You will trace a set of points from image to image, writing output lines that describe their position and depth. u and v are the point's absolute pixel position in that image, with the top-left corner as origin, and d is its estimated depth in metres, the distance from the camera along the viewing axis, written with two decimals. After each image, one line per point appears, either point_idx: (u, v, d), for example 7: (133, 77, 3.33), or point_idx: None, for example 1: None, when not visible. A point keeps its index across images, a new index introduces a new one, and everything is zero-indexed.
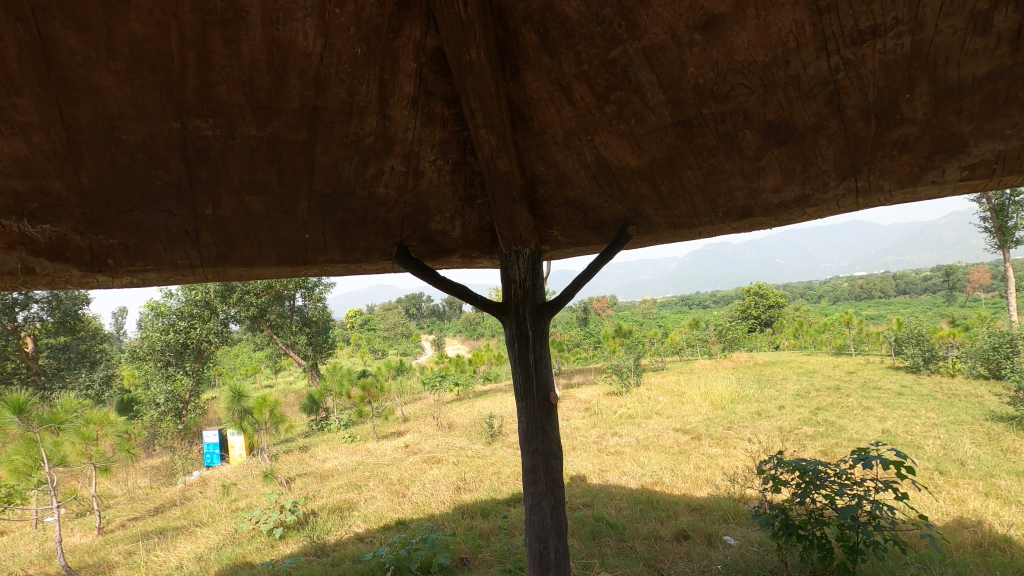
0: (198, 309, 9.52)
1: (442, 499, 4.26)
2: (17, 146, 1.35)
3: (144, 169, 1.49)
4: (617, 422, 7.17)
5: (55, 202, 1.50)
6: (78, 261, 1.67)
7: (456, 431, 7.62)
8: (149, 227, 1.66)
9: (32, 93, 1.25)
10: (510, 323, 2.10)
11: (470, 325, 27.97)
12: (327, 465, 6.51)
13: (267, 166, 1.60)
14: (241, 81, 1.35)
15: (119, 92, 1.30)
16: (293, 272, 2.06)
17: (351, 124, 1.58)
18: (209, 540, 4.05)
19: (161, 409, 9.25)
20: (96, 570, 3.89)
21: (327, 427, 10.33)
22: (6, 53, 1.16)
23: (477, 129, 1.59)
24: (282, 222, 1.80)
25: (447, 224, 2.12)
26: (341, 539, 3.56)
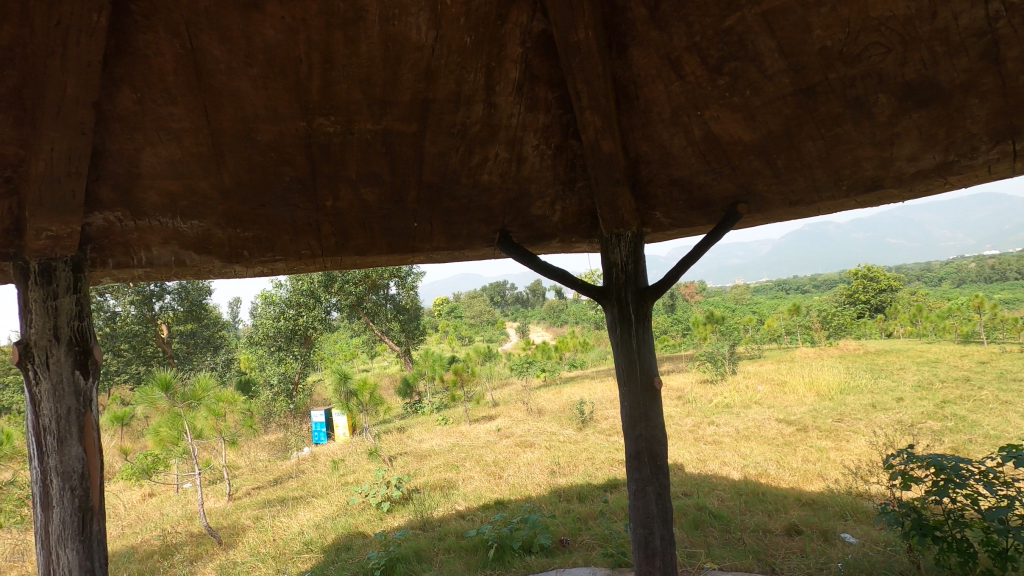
0: (303, 298, 10.21)
1: (538, 482, 4.33)
2: (172, 150, 1.51)
3: (274, 166, 1.62)
4: (713, 412, 6.91)
5: (201, 200, 1.66)
6: (220, 252, 1.85)
7: (546, 415, 7.70)
8: (278, 219, 1.81)
9: (184, 102, 1.40)
10: (612, 307, 2.07)
11: (555, 312, 28.08)
12: (425, 445, 6.81)
13: (380, 159, 1.69)
14: (359, 78, 1.43)
15: (255, 95, 1.42)
16: (401, 260, 2.16)
17: (459, 113, 1.62)
18: (325, 510, 4.38)
19: (275, 389, 10.18)
20: (231, 531, 4.35)
21: (421, 410, 10.84)
22: (164, 66, 1.31)
23: (582, 111, 1.58)
24: (392, 212, 1.90)
25: (548, 208, 2.11)
26: (444, 515, 3.72)
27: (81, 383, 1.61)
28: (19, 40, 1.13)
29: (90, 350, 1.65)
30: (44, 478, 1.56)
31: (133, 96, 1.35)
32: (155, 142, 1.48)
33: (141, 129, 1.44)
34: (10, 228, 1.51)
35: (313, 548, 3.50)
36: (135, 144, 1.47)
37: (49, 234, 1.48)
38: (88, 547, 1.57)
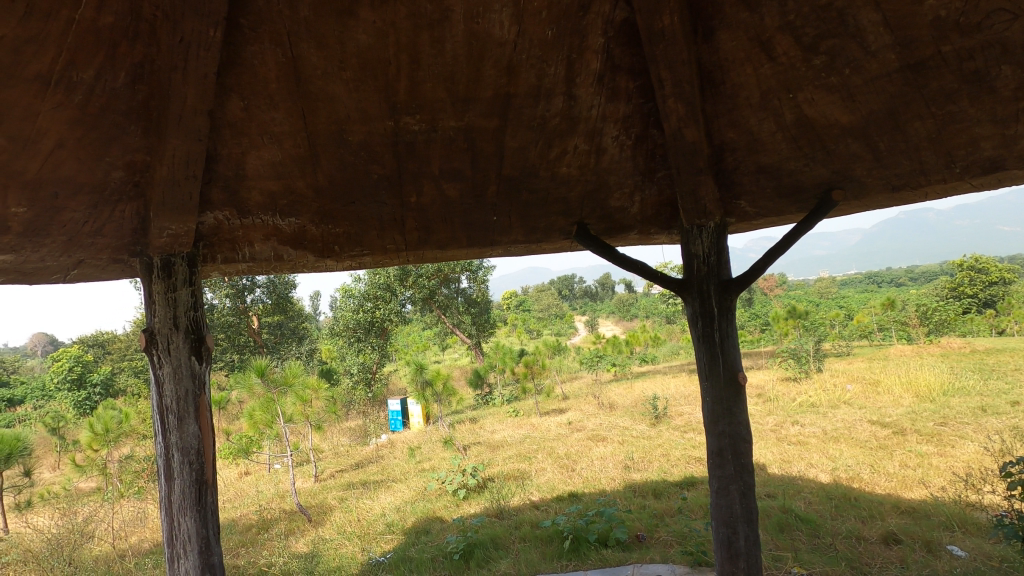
0: (380, 292, 10.63)
1: (612, 476, 4.31)
2: (273, 152, 1.62)
3: (363, 164, 1.70)
4: (796, 411, 6.57)
5: (298, 198, 1.78)
6: (313, 248, 1.97)
7: (618, 410, 7.61)
8: (366, 216, 1.90)
9: (285, 106, 1.49)
10: (692, 300, 2.01)
11: (624, 306, 27.63)
12: (497, 436, 6.93)
13: (462, 155, 1.74)
14: (443, 76, 1.47)
15: (347, 97, 1.49)
16: (480, 253, 2.21)
17: (539, 107, 1.63)
18: (404, 494, 4.57)
19: (354, 378, 10.71)
20: (319, 510, 4.64)
21: (492, 401, 11.06)
22: (268, 74, 1.40)
23: (665, 99, 1.55)
24: (472, 206, 1.95)
25: (627, 200, 2.08)
26: (519, 505, 3.78)
27: (196, 367, 1.77)
28: (147, 58, 1.25)
29: (203, 338, 1.81)
30: (167, 453, 1.74)
31: (240, 104, 1.47)
32: (258, 146, 1.59)
33: (247, 134, 1.55)
34: (136, 229, 1.67)
35: (394, 530, 3.66)
36: (242, 148, 1.59)
37: (170, 232, 1.64)
38: (203, 516, 1.73)
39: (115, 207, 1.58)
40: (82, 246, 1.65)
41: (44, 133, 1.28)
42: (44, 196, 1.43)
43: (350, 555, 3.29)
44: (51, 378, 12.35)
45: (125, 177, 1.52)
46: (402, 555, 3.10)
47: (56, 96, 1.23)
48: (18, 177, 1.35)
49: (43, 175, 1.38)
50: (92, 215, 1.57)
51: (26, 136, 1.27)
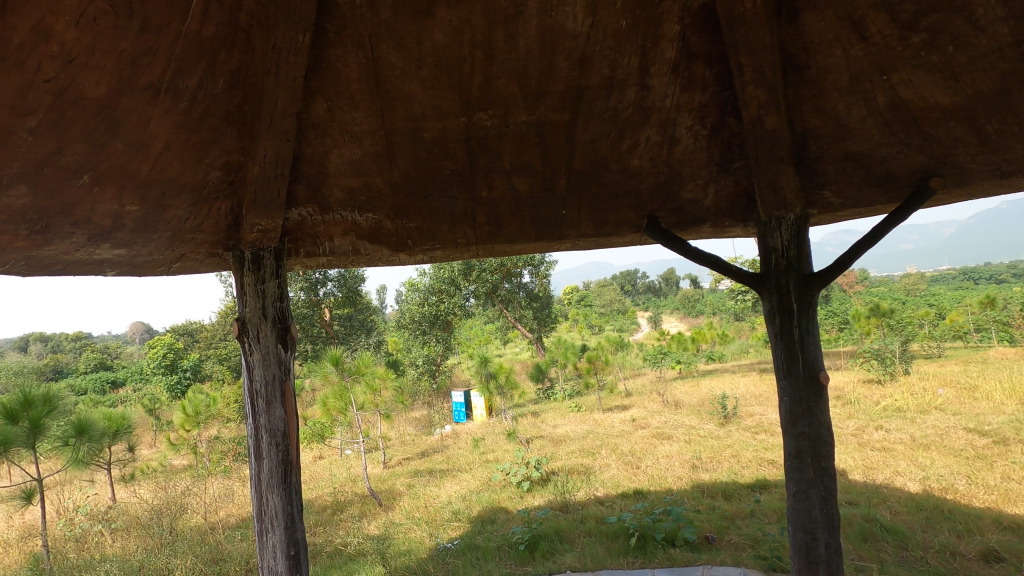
0: (445, 286, 10.88)
1: (679, 475, 4.22)
2: (353, 151, 1.69)
3: (437, 161, 1.75)
4: (880, 416, 6.16)
5: (374, 194, 1.85)
6: (388, 242, 2.04)
7: (685, 408, 7.43)
8: (439, 211, 1.96)
9: (365, 106, 1.56)
10: (770, 295, 1.92)
11: (690, 302, 26.83)
12: (560, 431, 6.94)
13: (533, 149, 1.75)
14: (516, 71, 1.48)
15: (423, 96, 1.53)
16: (549, 247, 2.22)
17: (612, 99, 1.61)
18: (470, 484, 4.67)
19: (419, 369, 11.01)
20: (389, 495, 4.82)
21: (554, 396, 11.07)
22: (350, 76, 1.46)
23: (745, 86, 1.51)
24: (542, 200, 1.96)
25: (700, 192, 2.02)
26: (584, 499, 3.77)
27: (282, 355, 1.88)
28: (243, 65, 1.33)
29: (289, 327, 1.92)
30: (257, 434, 1.86)
31: (324, 105, 1.54)
32: (340, 145, 1.66)
33: (330, 134, 1.63)
34: (230, 225, 1.80)
35: (460, 518, 3.75)
36: (325, 147, 1.67)
37: (260, 227, 1.75)
38: (288, 495, 1.85)
39: (213, 204, 1.71)
40: (184, 241, 1.80)
41: (154, 137, 1.40)
42: (153, 195, 1.56)
43: (419, 539, 3.40)
44: (148, 363, 13.50)
45: (222, 177, 1.64)
46: (468, 543, 3.18)
47: (164, 103, 1.33)
48: (132, 178, 1.48)
49: (153, 176, 1.50)
50: (193, 212, 1.70)
51: (139, 140, 1.39)
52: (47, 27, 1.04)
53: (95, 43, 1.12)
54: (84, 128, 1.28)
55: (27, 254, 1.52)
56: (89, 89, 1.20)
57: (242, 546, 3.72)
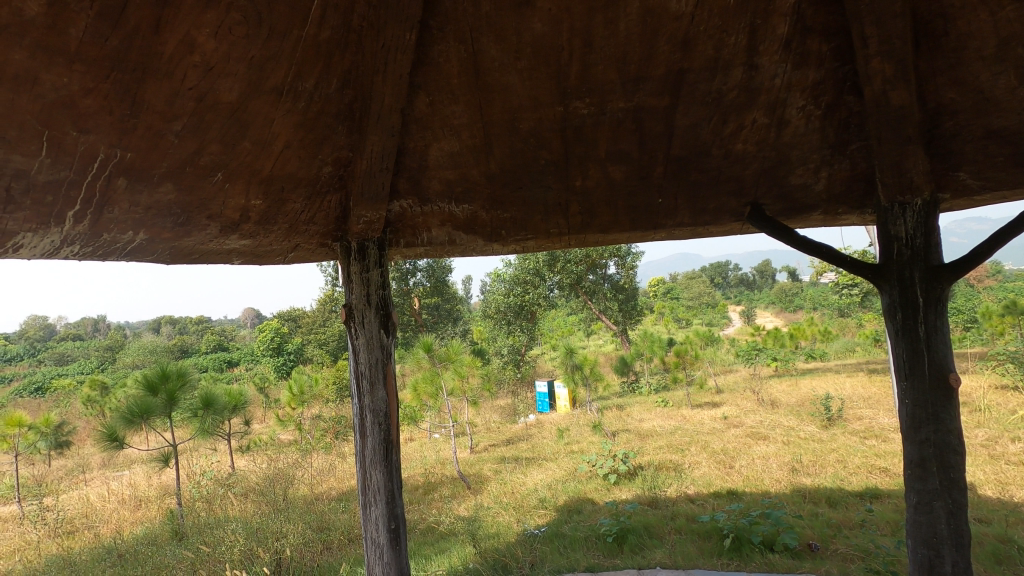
0: (529, 276, 10.99)
1: (777, 478, 4.01)
2: (452, 143, 1.74)
3: (532, 151, 1.76)
4: (1017, 426, 5.47)
5: (471, 185, 1.89)
6: (482, 232, 2.10)
7: (782, 408, 7.02)
8: (533, 201, 1.98)
9: (464, 99, 1.59)
10: (890, 289, 1.76)
11: (788, 297, 25.17)
12: (646, 425, 6.80)
13: (630, 136, 1.71)
14: (615, 57, 1.45)
15: (521, 86, 1.54)
16: (643, 236, 2.17)
17: (716, 81, 1.54)
18: (555, 473, 4.71)
19: (504, 358, 11.22)
20: (477, 478, 4.98)
21: (639, 389, 10.87)
22: (451, 70, 1.50)
23: (868, 60, 1.39)
24: (638, 188, 1.92)
25: (811, 176, 1.88)
26: (674, 496, 3.68)
27: (384, 339, 1.99)
28: (354, 65, 1.40)
29: (390, 313, 2.03)
30: (362, 414, 1.98)
31: (426, 100, 1.59)
32: (440, 138, 1.72)
33: (431, 127, 1.69)
34: (339, 217, 1.92)
35: (547, 506, 3.80)
36: (426, 141, 1.73)
37: (365, 219, 1.86)
38: (390, 471, 1.96)
39: (325, 197, 1.83)
40: (300, 233, 1.94)
41: (276, 136, 1.52)
42: (274, 190, 1.70)
43: (507, 524, 3.48)
44: (259, 345, 14.81)
45: (332, 172, 1.75)
46: (555, 531, 3.21)
47: (286, 104, 1.44)
48: (257, 174, 1.61)
49: (274, 172, 1.63)
50: (307, 206, 1.83)
51: (263, 140, 1.51)
52: (192, 40, 1.16)
53: (230, 52, 1.23)
54: (219, 130, 1.41)
55: (171, 244, 1.71)
56: (224, 94, 1.32)
57: (344, 517, 4.00)
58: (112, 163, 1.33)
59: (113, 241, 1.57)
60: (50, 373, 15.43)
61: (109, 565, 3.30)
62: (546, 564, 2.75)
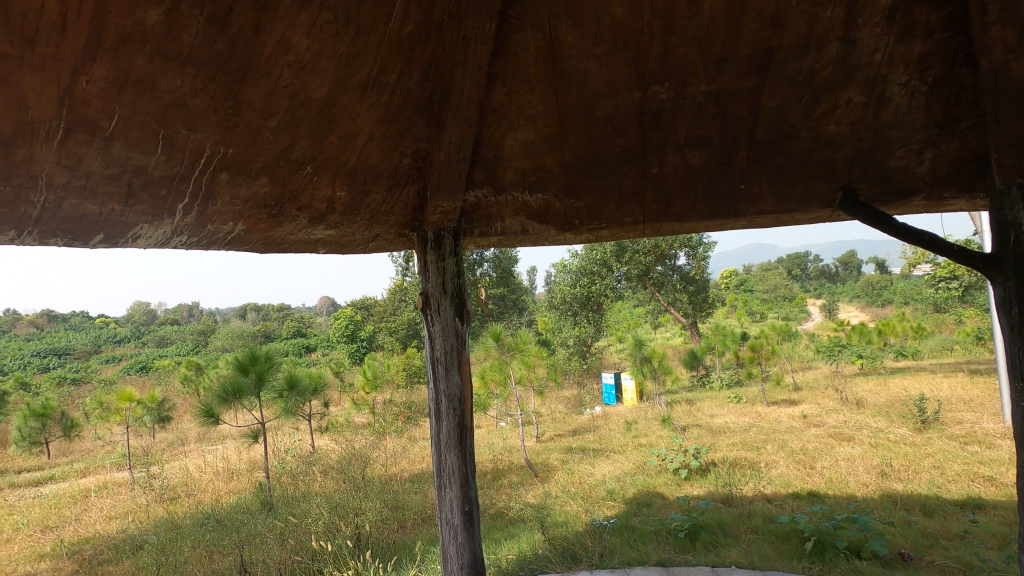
0: (596, 267, 10.85)
1: (864, 481, 3.77)
2: (527, 133, 1.73)
3: (608, 138, 1.74)
4: None
5: (546, 174, 1.89)
6: (555, 222, 2.10)
7: (869, 408, 6.58)
8: (608, 189, 1.96)
9: (540, 88, 1.58)
10: (1005, 281, 1.59)
11: (875, 290, 23.48)
12: (718, 421, 6.58)
13: (711, 120, 1.65)
14: (698, 38, 1.39)
15: (598, 72, 1.51)
16: (722, 224, 2.10)
17: (807, 58, 1.45)
18: (624, 466, 4.66)
19: (570, 349, 11.18)
20: (544, 467, 5.01)
21: (710, 384, 10.54)
22: (528, 59, 1.49)
23: (986, 28, 1.27)
24: (718, 175, 1.86)
25: (912, 158, 1.74)
26: (749, 495, 3.55)
27: (459, 327, 2.05)
28: (434, 58, 1.43)
29: (465, 302, 2.08)
30: (437, 399, 2.04)
31: (503, 90, 1.59)
32: (515, 127, 1.72)
33: (507, 117, 1.69)
34: (416, 207, 1.99)
35: (615, 498, 3.77)
36: (502, 131, 1.74)
37: (442, 209, 1.91)
38: (464, 455, 2.01)
39: (404, 188, 1.90)
40: (380, 223, 2.02)
41: (360, 130, 1.58)
42: (358, 182, 1.77)
43: (576, 513, 3.49)
44: (335, 332, 15.55)
45: (411, 164, 1.80)
46: (625, 524, 3.18)
47: (370, 98, 1.49)
48: (342, 167, 1.69)
49: (358, 165, 1.70)
50: (388, 196, 1.90)
51: (349, 133, 1.58)
52: (287, 40, 1.22)
53: (320, 50, 1.28)
54: (310, 126, 1.48)
55: (265, 234, 1.83)
56: (314, 90, 1.39)
57: (417, 498, 4.15)
58: (217, 159, 1.44)
59: (216, 232, 1.71)
60: (152, 355, 16.90)
61: (208, 529, 3.60)
62: (616, 556, 2.73)
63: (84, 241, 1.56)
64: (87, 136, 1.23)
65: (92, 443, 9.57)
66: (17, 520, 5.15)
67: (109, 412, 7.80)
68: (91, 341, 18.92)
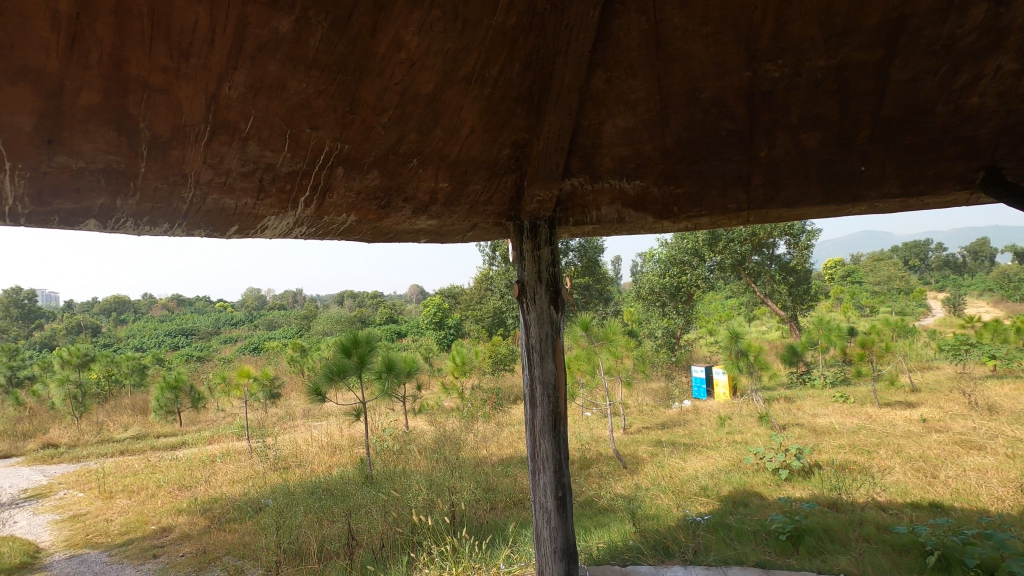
0: (688, 257, 10.44)
1: (998, 495, 3.39)
2: (628, 119, 1.70)
3: (713, 122, 1.67)
4: None
5: (644, 160, 1.86)
6: (653, 210, 2.05)
7: (1003, 415, 5.88)
8: (710, 175, 1.89)
9: (642, 73, 1.54)
10: None
11: (1012, 283, 20.79)
12: (822, 421, 6.15)
13: (830, 98, 1.54)
14: (818, 11, 1.30)
15: (704, 54, 1.45)
16: (837, 210, 1.96)
17: (947, 24, 1.31)
18: (718, 462, 4.50)
19: (658, 341, 10.95)
20: (633, 459, 4.95)
21: (811, 382, 9.88)
22: (631, 45, 1.45)
23: None
24: (836, 156, 1.73)
25: None
26: (859, 501, 3.31)
27: (554, 315, 2.08)
28: (536, 48, 1.43)
29: (560, 290, 2.11)
30: (532, 384, 2.08)
31: (604, 77, 1.56)
32: (615, 114, 1.69)
33: (607, 105, 1.66)
34: (514, 197, 2.02)
35: (709, 494, 3.66)
36: (601, 118, 1.71)
37: (539, 199, 1.93)
38: (558, 441, 2.04)
39: (502, 178, 1.93)
40: (478, 213, 2.08)
41: (463, 123, 1.62)
42: (459, 173, 1.83)
43: (667, 507, 3.43)
44: (424, 319, 16.18)
45: (510, 154, 1.83)
46: (720, 521, 3.09)
47: (473, 91, 1.52)
48: (445, 159, 1.75)
49: (460, 156, 1.75)
50: (487, 186, 1.95)
51: (453, 126, 1.63)
52: (400, 39, 1.28)
53: (430, 47, 1.33)
54: (418, 120, 1.55)
55: (373, 225, 1.95)
56: (422, 86, 1.44)
57: (507, 481, 4.26)
58: (334, 154, 1.54)
59: (331, 222, 1.84)
60: (263, 337, 18.48)
61: (318, 498, 3.92)
62: (711, 553, 2.66)
63: (221, 232, 1.74)
64: (228, 137, 1.37)
65: (215, 414, 10.66)
66: (158, 478, 5.87)
67: (230, 387, 8.65)
68: (213, 324, 21.00)
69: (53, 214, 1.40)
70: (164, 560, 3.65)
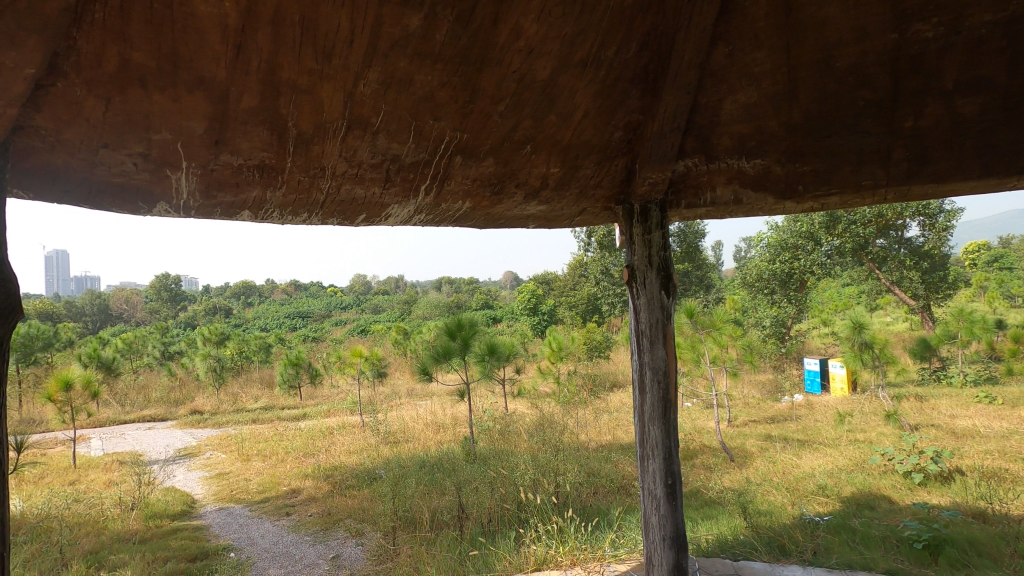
0: (801, 241, 9.72)
1: None
2: (750, 94, 1.61)
3: (850, 92, 1.55)
4: None
5: (768, 138, 1.75)
6: (774, 189, 1.89)
7: None
8: (842, 150, 1.74)
9: (769, 44, 1.44)
10: None
11: None
12: (964, 424, 5.48)
13: (996, 58, 1.43)
14: None
15: (842, 18, 1.35)
16: (998, 186, 1.72)
17: None
18: (839, 462, 4.18)
19: (766, 331, 10.46)
20: (741, 452, 4.74)
21: (947, 379, 8.85)
22: (757, 14, 1.37)
23: None
24: (999, 122, 1.58)
25: None
26: (1013, 513, 2.93)
27: (665, 300, 2.03)
28: (654, 26, 1.39)
29: (671, 275, 2.06)
30: (641, 369, 2.06)
31: (726, 51, 1.48)
32: (736, 89, 1.61)
33: (727, 80, 1.58)
34: (624, 180, 1.99)
35: (828, 494, 3.43)
36: (720, 95, 1.63)
37: (651, 180, 1.88)
38: (667, 428, 2.01)
39: (613, 161, 1.90)
40: (588, 197, 2.06)
41: (577, 107, 1.62)
42: (571, 157, 1.83)
43: (782, 504, 3.26)
44: (520, 304, 16.42)
45: (622, 137, 1.79)
46: (842, 523, 2.89)
47: (588, 75, 1.50)
48: (558, 145, 1.76)
49: (572, 141, 1.75)
50: (597, 171, 1.93)
51: (566, 111, 1.63)
52: (520, 27, 1.30)
53: (547, 33, 1.34)
54: (533, 107, 1.57)
55: (486, 211, 2.01)
56: (539, 73, 1.46)
57: (609, 467, 4.26)
58: (453, 143, 1.61)
59: (447, 210, 1.92)
60: (369, 320, 19.69)
61: (427, 472, 4.15)
62: (833, 556, 2.50)
63: (350, 221, 1.89)
64: (359, 131, 1.47)
65: (331, 390, 11.57)
66: (286, 446, 6.51)
67: (344, 365, 9.33)
68: (325, 307, 22.69)
69: (216, 206, 1.60)
70: (296, 517, 4.06)
